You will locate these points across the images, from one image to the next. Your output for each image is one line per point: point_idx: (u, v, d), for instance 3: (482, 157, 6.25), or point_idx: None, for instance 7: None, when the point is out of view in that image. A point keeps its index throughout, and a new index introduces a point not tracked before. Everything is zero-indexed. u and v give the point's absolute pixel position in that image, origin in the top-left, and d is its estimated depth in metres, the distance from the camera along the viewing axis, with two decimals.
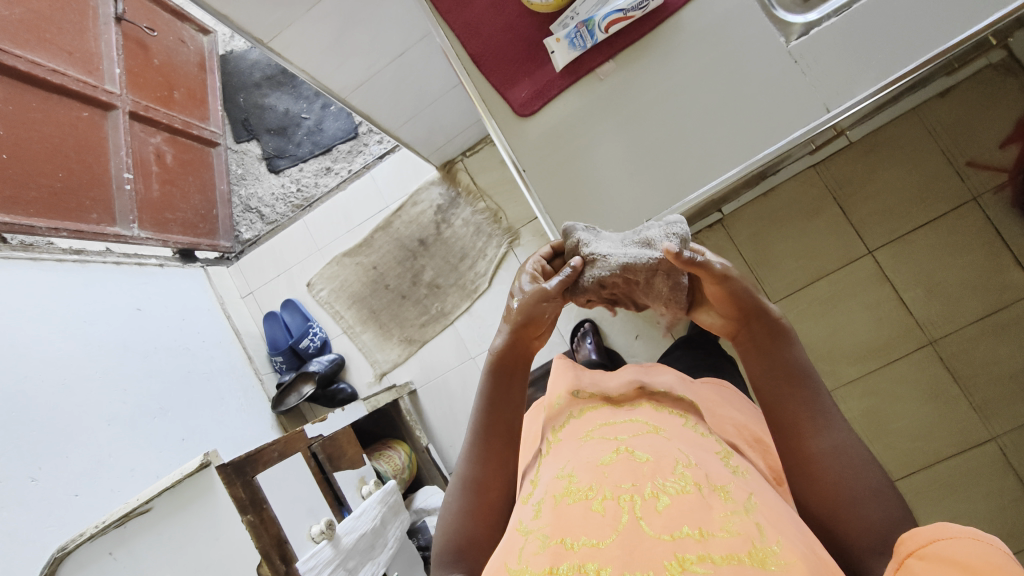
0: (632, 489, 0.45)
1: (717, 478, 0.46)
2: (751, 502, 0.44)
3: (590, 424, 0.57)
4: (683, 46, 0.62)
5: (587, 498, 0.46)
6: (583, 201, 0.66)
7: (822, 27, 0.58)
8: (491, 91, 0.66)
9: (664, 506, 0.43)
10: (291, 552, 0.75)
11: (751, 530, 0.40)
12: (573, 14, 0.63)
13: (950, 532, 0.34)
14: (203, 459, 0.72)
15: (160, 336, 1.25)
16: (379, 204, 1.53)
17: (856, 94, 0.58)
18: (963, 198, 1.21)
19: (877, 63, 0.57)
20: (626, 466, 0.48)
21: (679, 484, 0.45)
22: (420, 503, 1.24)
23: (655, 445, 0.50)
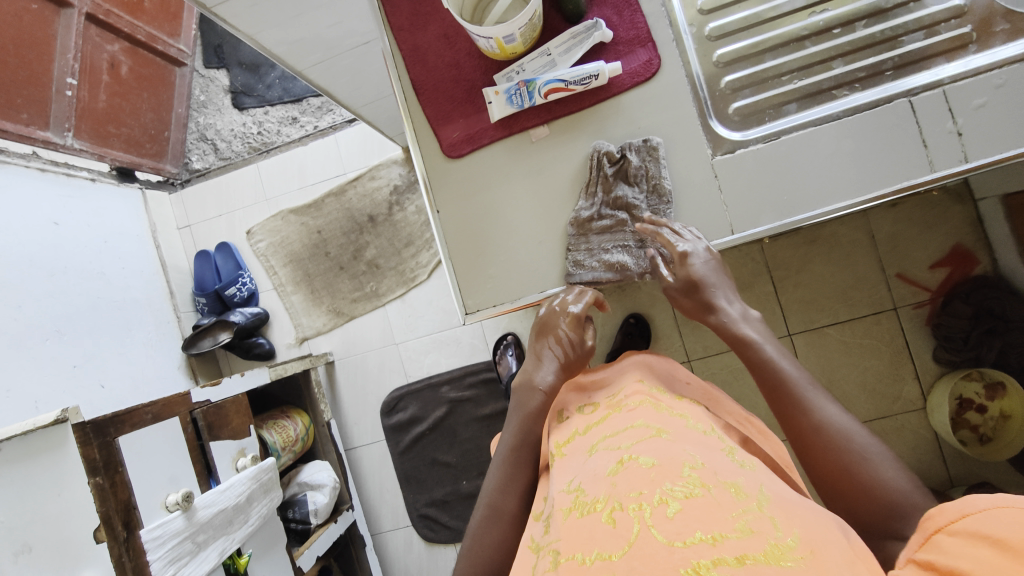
0: (637, 500, 0.44)
1: (724, 476, 0.47)
2: (763, 497, 0.45)
3: (595, 437, 0.55)
4: (616, 131, 0.62)
5: (597, 512, 0.46)
6: (490, 254, 0.65)
7: (746, 150, 0.59)
8: (425, 123, 0.65)
9: (676, 512, 0.42)
10: (137, 519, 0.77)
11: (767, 530, 0.41)
12: (519, 69, 0.61)
13: (979, 506, 0.37)
14: (61, 415, 0.71)
15: (71, 257, 1.21)
16: (337, 170, 1.49)
17: (759, 224, 0.59)
18: (885, 306, 1.25)
19: (785, 200, 0.59)
20: (634, 474, 0.47)
21: (687, 487, 0.45)
22: (305, 477, 1.26)
23: (658, 447, 0.49)
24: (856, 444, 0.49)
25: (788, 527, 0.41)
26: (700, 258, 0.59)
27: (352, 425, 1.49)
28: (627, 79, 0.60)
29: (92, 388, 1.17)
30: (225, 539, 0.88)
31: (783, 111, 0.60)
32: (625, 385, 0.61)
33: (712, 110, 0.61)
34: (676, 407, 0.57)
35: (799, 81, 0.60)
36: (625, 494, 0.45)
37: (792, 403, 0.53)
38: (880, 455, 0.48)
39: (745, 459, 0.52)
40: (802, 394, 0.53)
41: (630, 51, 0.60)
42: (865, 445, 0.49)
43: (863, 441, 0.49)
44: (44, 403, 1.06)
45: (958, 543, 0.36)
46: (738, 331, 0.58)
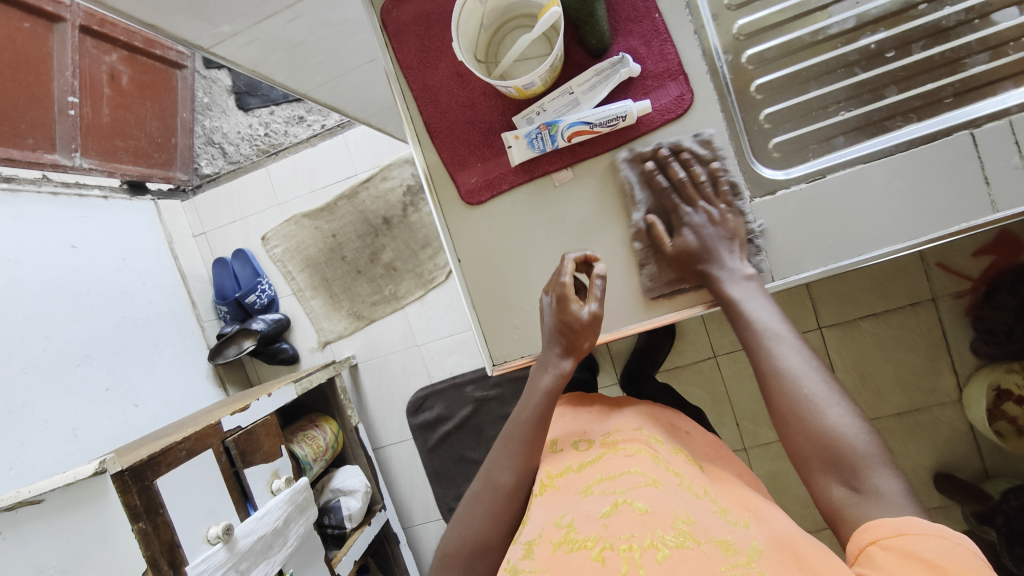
0: (629, 541, 0.48)
1: (716, 533, 0.49)
2: (756, 552, 0.47)
3: (590, 478, 0.57)
4: (644, 173, 0.58)
5: (587, 548, 0.49)
6: (514, 301, 0.63)
7: (788, 192, 0.55)
8: (441, 168, 0.62)
9: (665, 557, 0.46)
10: (181, 557, 0.80)
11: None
12: (539, 109, 0.57)
13: (920, 529, 0.40)
14: (99, 466, 0.73)
15: (93, 279, 1.22)
16: (348, 171, 1.45)
17: (802, 271, 0.56)
18: (922, 296, 1.20)
19: (830, 245, 0.55)
20: (626, 519, 0.50)
21: (678, 539, 0.48)
22: (338, 483, 1.29)
23: (654, 496, 0.52)
24: (803, 387, 0.49)
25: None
26: (697, 229, 0.57)
27: (379, 425, 1.52)
28: (656, 117, 0.56)
29: (126, 407, 1.19)
30: (268, 563, 0.91)
31: (829, 145, 0.55)
32: (623, 429, 0.64)
33: (750, 148, 0.56)
34: (672, 459, 0.59)
35: (847, 111, 0.55)
36: (615, 535, 0.49)
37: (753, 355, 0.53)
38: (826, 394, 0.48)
39: (739, 508, 0.54)
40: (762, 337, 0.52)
41: (660, 86, 0.56)
42: (814, 390, 0.49)
43: (813, 383, 0.49)
44: (83, 429, 1.09)
45: (894, 563, 0.39)
46: (721, 290, 0.56)
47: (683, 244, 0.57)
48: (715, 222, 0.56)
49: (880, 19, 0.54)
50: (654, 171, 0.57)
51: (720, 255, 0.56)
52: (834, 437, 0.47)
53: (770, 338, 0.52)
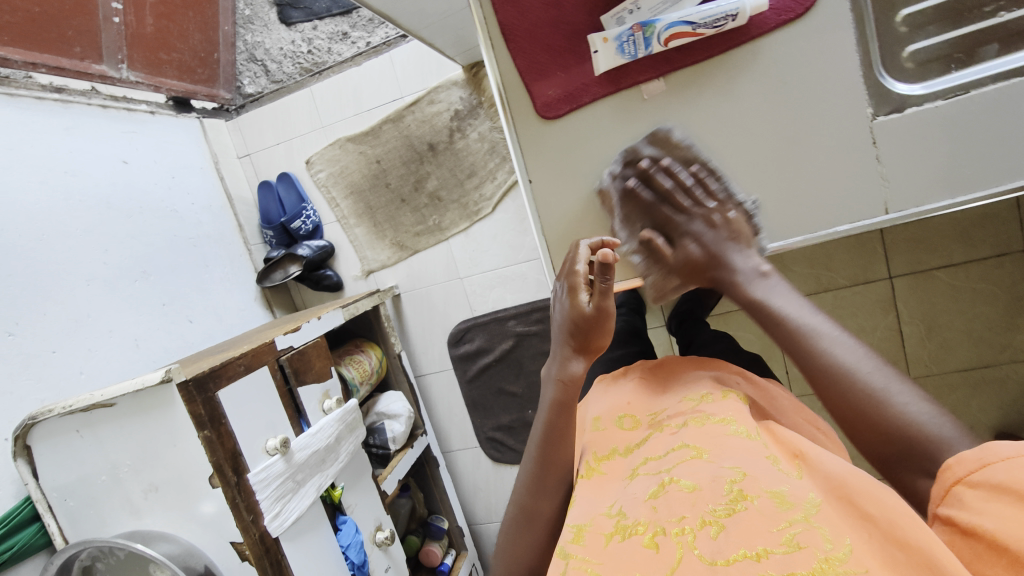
0: (680, 524, 0.43)
1: (769, 484, 0.43)
2: (814, 505, 0.41)
3: (637, 460, 0.54)
4: (747, 85, 0.51)
5: (638, 534, 0.45)
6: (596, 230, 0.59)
7: (920, 111, 0.48)
8: (516, 78, 0.56)
9: (719, 532, 0.41)
10: (244, 465, 0.82)
11: (817, 542, 0.38)
12: (633, 7, 0.50)
13: (999, 455, 0.36)
14: (165, 375, 0.74)
15: (145, 195, 1.22)
16: (394, 93, 1.39)
17: (926, 204, 0.50)
18: (1011, 247, 1.07)
19: (964, 174, 0.48)
20: (674, 500, 0.45)
21: (730, 505, 0.42)
22: (382, 407, 1.32)
23: (698, 470, 0.47)
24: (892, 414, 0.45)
25: (839, 536, 0.39)
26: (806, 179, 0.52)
27: (420, 354, 1.54)
28: (771, 17, 0.49)
29: (182, 323, 1.23)
30: (321, 476, 0.95)
31: (979, 55, 0.48)
32: (668, 405, 0.59)
33: (880, 57, 0.49)
34: (716, 411, 0.53)
35: (1008, 13, 0.47)
36: (666, 518, 0.44)
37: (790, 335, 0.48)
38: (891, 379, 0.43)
39: (790, 454, 0.47)
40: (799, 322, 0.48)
41: None
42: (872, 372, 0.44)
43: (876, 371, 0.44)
44: (143, 340, 1.12)
45: (982, 500, 0.36)
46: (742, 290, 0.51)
47: (686, 254, 0.55)
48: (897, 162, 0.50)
49: None
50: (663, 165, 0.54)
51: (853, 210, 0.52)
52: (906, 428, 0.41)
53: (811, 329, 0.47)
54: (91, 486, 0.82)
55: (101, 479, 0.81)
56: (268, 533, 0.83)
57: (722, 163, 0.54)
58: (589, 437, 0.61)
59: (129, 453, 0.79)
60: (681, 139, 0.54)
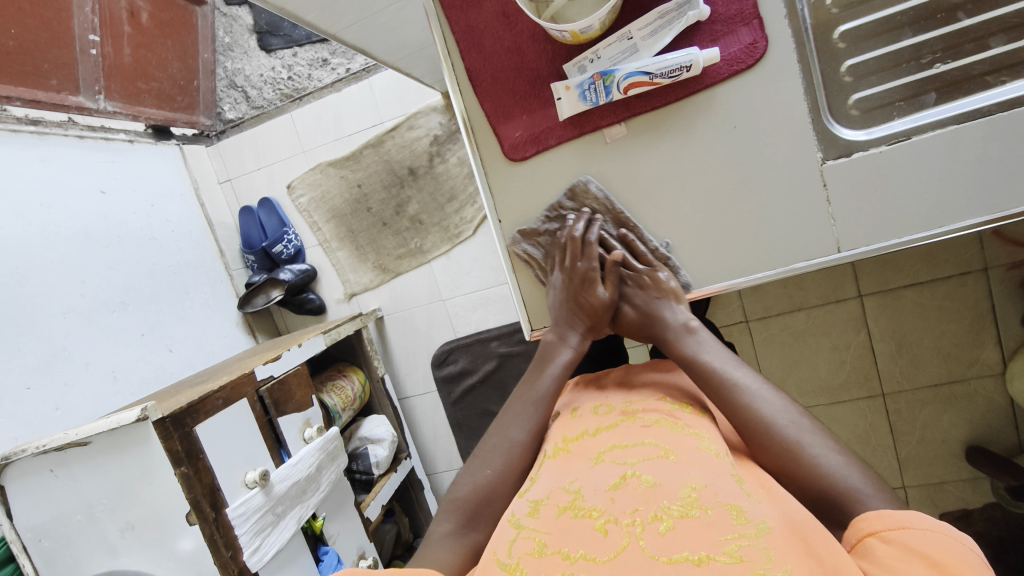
0: (633, 516, 0.43)
1: (729, 499, 0.43)
2: (767, 528, 0.40)
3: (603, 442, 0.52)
4: (703, 130, 0.53)
5: (590, 517, 0.44)
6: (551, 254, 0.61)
7: (863, 157, 0.51)
8: (484, 122, 0.58)
9: (668, 531, 0.41)
10: (222, 500, 0.81)
11: (755, 558, 0.37)
12: (593, 56, 0.53)
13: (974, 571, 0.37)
14: (141, 414, 0.74)
15: (124, 224, 1.22)
16: (374, 119, 1.40)
17: (873, 244, 0.52)
18: (972, 266, 1.10)
19: (908, 216, 0.51)
20: (634, 492, 0.45)
21: (683, 508, 0.43)
22: (365, 432, 1.32)
23: (664, 470, 0.46)
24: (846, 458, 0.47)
25: (781, 558, 0.37)
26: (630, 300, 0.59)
27: (404, 376, 1.54)
28: (724, 67, 0.51)
29: (161, 352, 1.22)
30: (301, 507, 0.95)
31: (918, 103, 0.50)
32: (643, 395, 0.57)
33: (827, 105, 0.51)
34: (689, 421, 0.52)
35: (943, 64, 0.49)
36: (621, 509, 0.44)
37: (719, 394, 0.51)
38: (805, 431, 0.46)
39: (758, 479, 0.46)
40: (725, 386, 0.51)
41: (729, 31, 0.51)
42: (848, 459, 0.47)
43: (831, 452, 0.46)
44: (121, 372, 1.11)
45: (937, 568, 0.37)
46: (673, 349, 0.55)
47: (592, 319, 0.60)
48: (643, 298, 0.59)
49: None
50: (627, 239, 0.59)
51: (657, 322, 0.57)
52: (812, 470, 0.44)
53: (743, 389, 0.50)
54: (66, 526, 0.81)
55: (77, 518, 0.80)
56: (248, 568, 0.83)
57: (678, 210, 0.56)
58: (561, 422, 0.58)
59: (105, 491, 0.79)
60: (644, 179, 0.56)
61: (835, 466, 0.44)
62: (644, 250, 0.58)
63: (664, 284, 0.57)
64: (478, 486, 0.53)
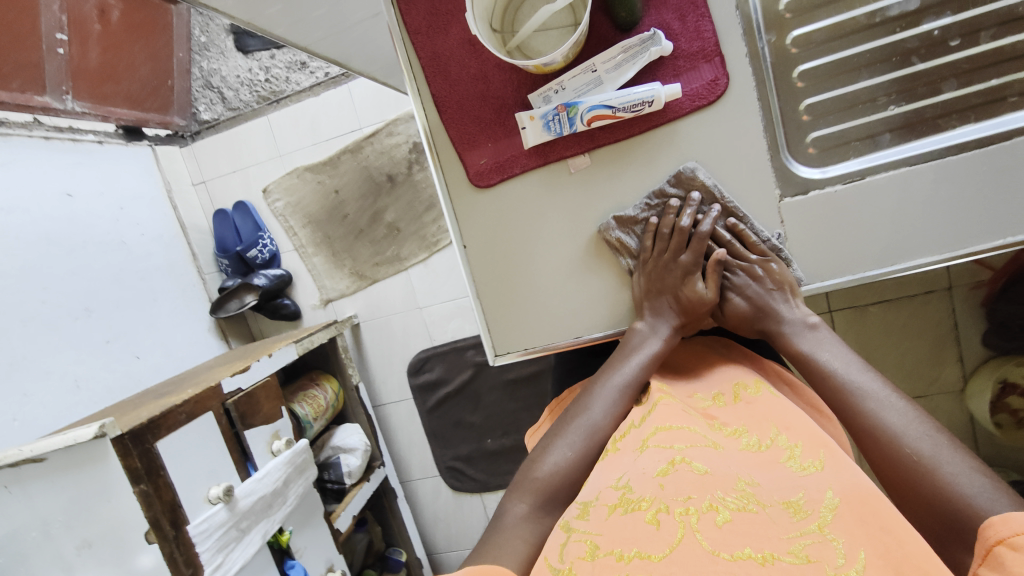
0: (685, 505, 0.41)
1: (782, 493, 0.41)
2: (830, 511, 0.39)
3: (648, 429, 0.51)
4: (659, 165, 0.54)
5: (640, 509, 0.42)
6: (515, 283, 0.60)
7: (816, 194, 0.52)
8: (449, 147, 0.57)
9: (725, 523, 0.39)
10: (183, 516, 0.80)
11: (828, 557, 0.36)
12: (558, 87, 0.53)
13: None
14: (99, 431, 0.72)
15: (90, 228, 1.20)
16: (352, 125, 1.39)
17: (833, 279, 0.53)
18: (937, 286, 1.13)
19: (866, 253, 0.52)
20: (683, 480, 0.43)
21: (739, 500, 0.41)
22: (337, 441, 1.30)
23: (713, 460, 0.45)
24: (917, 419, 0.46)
25: (854, 549, 0.36)
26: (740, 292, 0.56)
27: (379, 384, 1.53)
28: (686, 103, 0.51)
29: (128, 360, 1.19)
30: (266, 522, 0.94)
31: (873, 142, 0.51)
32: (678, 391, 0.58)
33: (785, 142, 0.52)
34: (730, 420, 0.52)
35: (896, 107, 0.50)
36: (672, 496, 0.42)
37: (835, 401, 0.48)
38: (940, 446, 0.42)
39: (815, 442, 0.45)
40: (846, 391, 0.48)
41: (692, 67, 0.51)
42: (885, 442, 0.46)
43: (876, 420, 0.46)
44: (84, 381, 1.09)
45: None
46: (788, 343, 0.53)
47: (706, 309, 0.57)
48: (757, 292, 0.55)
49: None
50: (736, 229, 0.55)
51: (772, 318, 0.55)
52: (939, 489, 0.40)
53: (865, 394, 0.47)
54: (20, 542, 0.79)
55: (31, 535, 0.79)
56: None
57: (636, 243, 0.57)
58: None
59: (61, 508, 0.77)
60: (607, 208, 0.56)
61: (975, 492, 0.38)
62: (757, 240, 0.54)
63: (784, 275, 0.54)
64: (558, 471, 0.52)
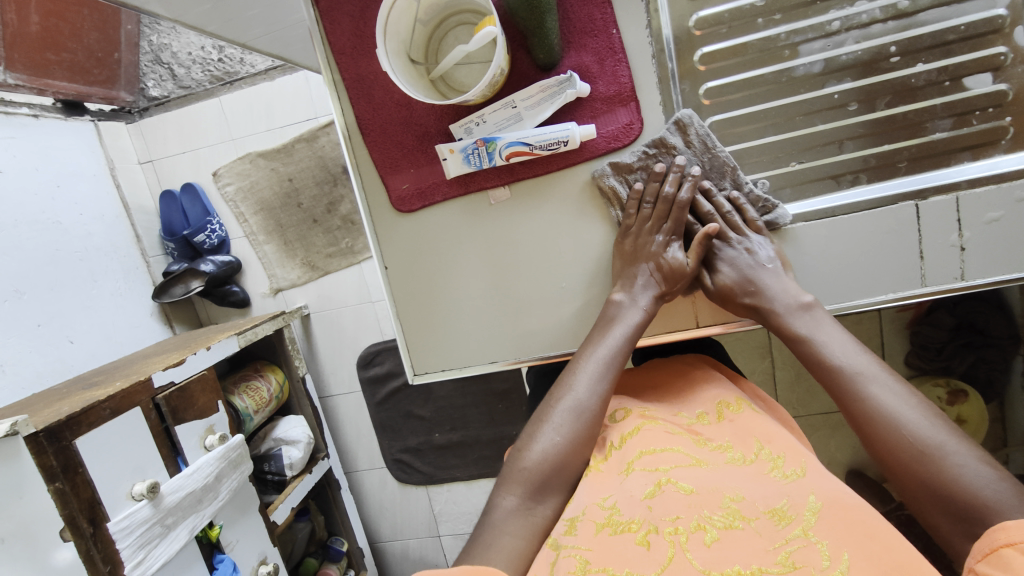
0: (674, 524, 0.45)
1: (768, 503, 0.46)
2: (813, 514, 0.44)
3: (631, 450, 0.54)
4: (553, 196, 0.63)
5: (631, 531, 0.46)
6: (436, 302, 0.66)
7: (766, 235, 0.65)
8: (373, 171, 0.63)
9: (713, 542, 0.43)
10: (102, 514, 0.80)
11: (813, 561, 0.40)
12: (479, 120, 0.59)
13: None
14: (11, 429, 0.71)
15: (22, 206, 1.15)
16: (307, 113, 1.36)
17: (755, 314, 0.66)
18: None
19: None
20: (670, 501, 0.47)
21: (726, 519, 0.45)
22: (280, 432, 1.31)
23: (696, 478, 0.49)
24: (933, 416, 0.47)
25: (837, 550, 0.40)
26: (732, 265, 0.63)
27: (329, 374, 1.53)
28: (601, 143, 0.61)
29: (60, 344, 1.16)
30: (195, 516, 0.93)
31: (777, 195, 0.66)
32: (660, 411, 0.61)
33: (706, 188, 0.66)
34: (714, 436, 0.56)
35: (797, 163, 0.65)
36: (661, 517, 0.46)
37: (844, 394, 0.51)
38: (943, 433, 0.45)
39: (793, 455, 0.50)
40: (853, 378, 0.50)
41: (609, 110, 0.61)
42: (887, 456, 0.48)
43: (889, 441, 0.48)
44: (11, 366, 1.06)
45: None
46: (782, 323, 0.58)
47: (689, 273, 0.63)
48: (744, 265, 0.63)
49: (850, 67, 0.62)
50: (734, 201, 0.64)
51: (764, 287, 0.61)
52: (946, 478, 0.42)
53: (866, 378, 0.50)
54: None
55: None
56: None
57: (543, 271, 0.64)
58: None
59: None
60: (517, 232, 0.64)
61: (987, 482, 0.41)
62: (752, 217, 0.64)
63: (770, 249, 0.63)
64: (547, 458, 0.52)
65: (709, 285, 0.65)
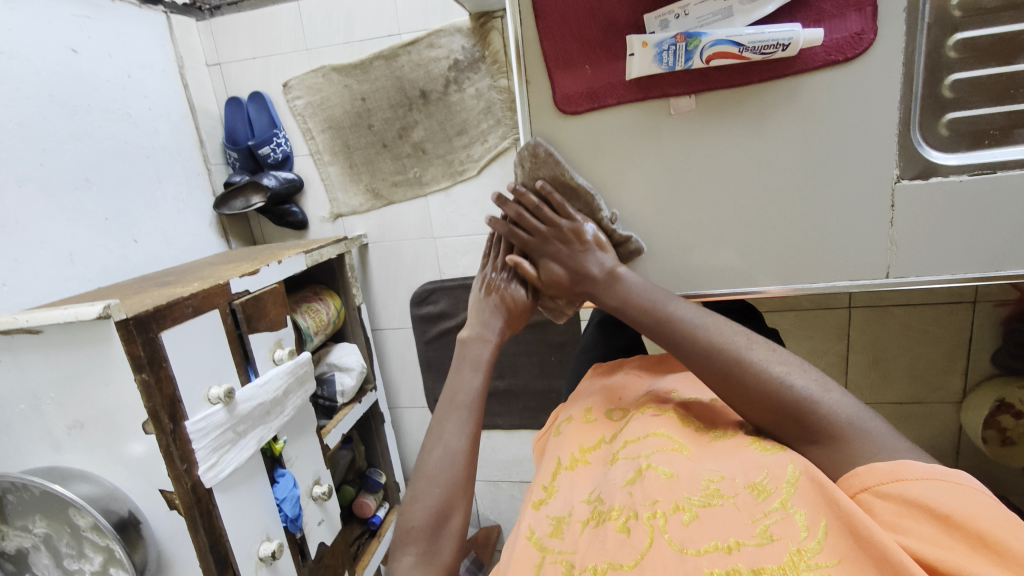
0: (653, 508, 0.47)
1: (747, 478, 0.47)
2: (792, 486, 0.45)
3: (616, 444, 0.57)
4: (726, 124, 0.58)
5: (611, 519, 0.48)
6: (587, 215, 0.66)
7: (1010, 174, 0.54)
8: (541, 65, 0.60)
9: (692, 521, 0.45)
10: (182, 412, 0.77)
11: (792, 533, 0.42)
12: (681, 12, 0.54)
13: (915, 476, 0.42)
14: (103, 312, 0.67)
15: (94, 92, 1.10)
16: (390, 28, 1.27)
17: (940, 273, 0.59)
18: (964, 296, 1.04)
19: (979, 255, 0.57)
20: (652, 485, 0.49)
21: (706, 498, 0.47)
22: (334, 358, 1.28)
23: (678, 462, 0.51)
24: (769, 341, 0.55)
25: (815, 520, 0.42)
26: (562, 257, 0.68)
27: (380, 307, 1.50)
28: (821, 53, 0.54)
29: (125, 242, 1.13)
30: (263, 428, 0.92)
31: (1010, 136, 0.55)
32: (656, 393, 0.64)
33: (918, 121, 0.56)
34: (701, 419, 0.59)
35: None
36: (641, 502, 0.48)
37: (680, 339, 0.58)
38: (746, 347, 0.54)
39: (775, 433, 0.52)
40: (660, 319, 0.60)
41: (840, 15, 0.53)
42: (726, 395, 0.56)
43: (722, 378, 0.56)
44: (79, 256, 1.03)
45: (894, 514, 0.41)
46: (615, 286, 0.64)
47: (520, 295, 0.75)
48: (566, 259, 0.68)
49: None
50: (544, 191, 0.67)
51: (586, 272, 0.67)
52: (760, 386, 0.51)
53: (684, 323, 0.58)
54: (9, 413, 0.76)
55: (20, 408, 0.76)
56: (201, 484, 0.80)
57: (711, 200, 0.61)
58: (574, 427, 0.64)
59: (56, 385, 0.74)
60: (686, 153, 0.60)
61: (797, 386, 0.50)
62: (561, 203, 0.67)
63: (586, 235, 0.67)
64: (431, 510, 0.54)
65: (553, 280, 0.70)
